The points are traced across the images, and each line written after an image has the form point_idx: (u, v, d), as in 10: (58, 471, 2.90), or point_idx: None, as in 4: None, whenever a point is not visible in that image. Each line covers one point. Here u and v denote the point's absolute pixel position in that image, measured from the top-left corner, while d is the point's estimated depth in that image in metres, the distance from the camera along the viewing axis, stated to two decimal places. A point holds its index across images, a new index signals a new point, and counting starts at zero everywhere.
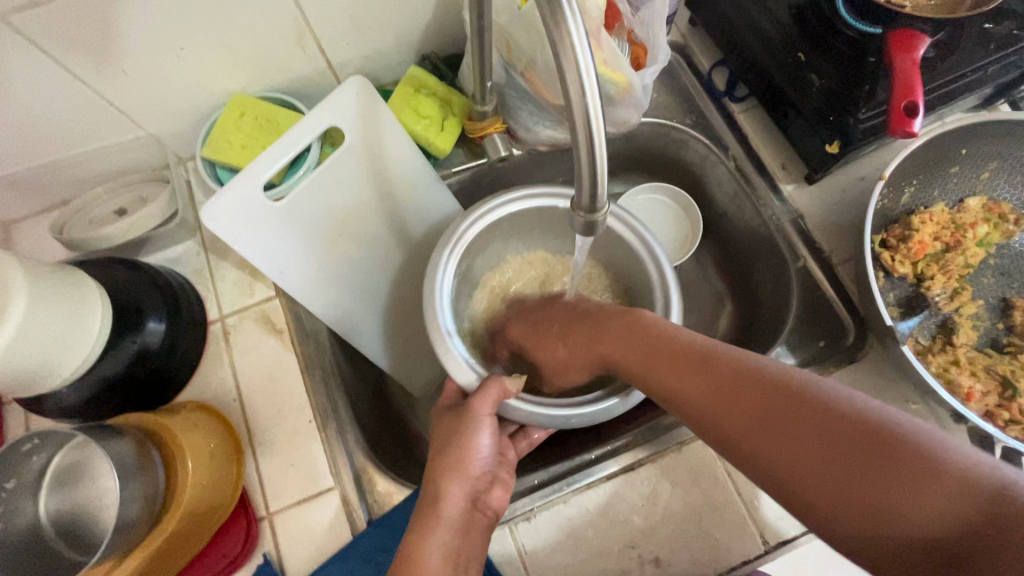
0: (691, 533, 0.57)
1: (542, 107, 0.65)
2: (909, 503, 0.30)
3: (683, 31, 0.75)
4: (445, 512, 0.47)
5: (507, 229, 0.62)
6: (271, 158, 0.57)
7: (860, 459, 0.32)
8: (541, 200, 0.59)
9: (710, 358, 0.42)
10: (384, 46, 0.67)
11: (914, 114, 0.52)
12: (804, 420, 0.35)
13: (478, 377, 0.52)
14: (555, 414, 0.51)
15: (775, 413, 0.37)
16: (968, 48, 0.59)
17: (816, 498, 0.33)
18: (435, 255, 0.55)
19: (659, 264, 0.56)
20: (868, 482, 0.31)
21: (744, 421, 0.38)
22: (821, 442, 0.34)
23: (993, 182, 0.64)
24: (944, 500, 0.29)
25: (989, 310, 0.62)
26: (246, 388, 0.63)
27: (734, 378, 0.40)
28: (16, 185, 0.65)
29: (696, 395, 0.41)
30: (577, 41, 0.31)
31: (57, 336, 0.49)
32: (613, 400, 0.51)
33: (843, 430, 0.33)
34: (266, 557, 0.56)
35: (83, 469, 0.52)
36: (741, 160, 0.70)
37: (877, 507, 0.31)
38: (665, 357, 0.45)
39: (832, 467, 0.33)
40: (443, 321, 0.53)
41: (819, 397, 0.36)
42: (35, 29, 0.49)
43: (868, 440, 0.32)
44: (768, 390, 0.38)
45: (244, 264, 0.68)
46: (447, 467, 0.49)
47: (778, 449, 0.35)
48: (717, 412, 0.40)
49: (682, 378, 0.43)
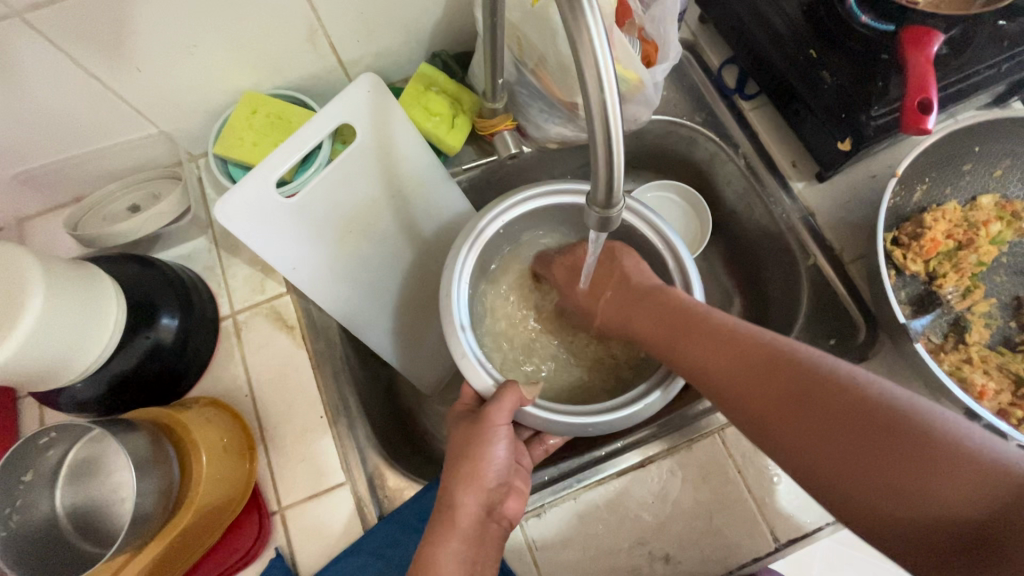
0: (702, 529, 0.57)
1: (552, 103, 0.64)
2: (942, 488, 0.33)
3: (692, 29, 0.75)
4: (461, 523, 0.47)
5: (536, 221, 0.62)
6: (282, 157, 0.58)
7: (896, 447, 0.35)
8: (562, 199, 0.58)
9: (747, 347, 0.45)
10: (394, 43, 0.67)
11: (928, 111, 0.51)
12: (847, 411, 0.37)
13: (494, 383, 0.52)
14: (575, 421, 0.51)
15: (812, 400, 0.39)
16: (981, 45, 0.58)
17: (850, 481, 0.36)
18: (453, 253, 0.55)
19: (677, 254, 0.56)
20: (900, 468, 0.34)
21: (782, 406, 0.41)
22: (859, 429, 0.37)
23: (1005, 179, 0.64)
24: (972, 487, 0.32)
25: (1001, 309, 0.62)
26: (257, 383, 0.63)
27: (769, 366, 0.43)
28: (29, 181, 0.66)
29: (733, 380, 0.44)
30: (596, 37, 0.31)
31: (73, 331, 0.49)
32: (656, 393, 0.52)
33: (877, 418, 0.36)
34: (278, 551, 0.57)
35: (101, 462, 0.54)
36: (750, 157, 0.70)
37: (907, 491, 0.34)
38: (704, 343, 0.47)
39: (867, 455, 0.36)
40: (459, 316, 0.53)
41: (856, 387, 0.38)
42: (51, 27, 0.50)
43: (902, 430, 0.35)
44: (806, 378, 0.40)
45: (256, 261, 0.69)
46: (462, 476, 0.49)
47: (816, 435, 0.38)
48: (755, 398, 0.42)
49: (721, 364, 0.45)
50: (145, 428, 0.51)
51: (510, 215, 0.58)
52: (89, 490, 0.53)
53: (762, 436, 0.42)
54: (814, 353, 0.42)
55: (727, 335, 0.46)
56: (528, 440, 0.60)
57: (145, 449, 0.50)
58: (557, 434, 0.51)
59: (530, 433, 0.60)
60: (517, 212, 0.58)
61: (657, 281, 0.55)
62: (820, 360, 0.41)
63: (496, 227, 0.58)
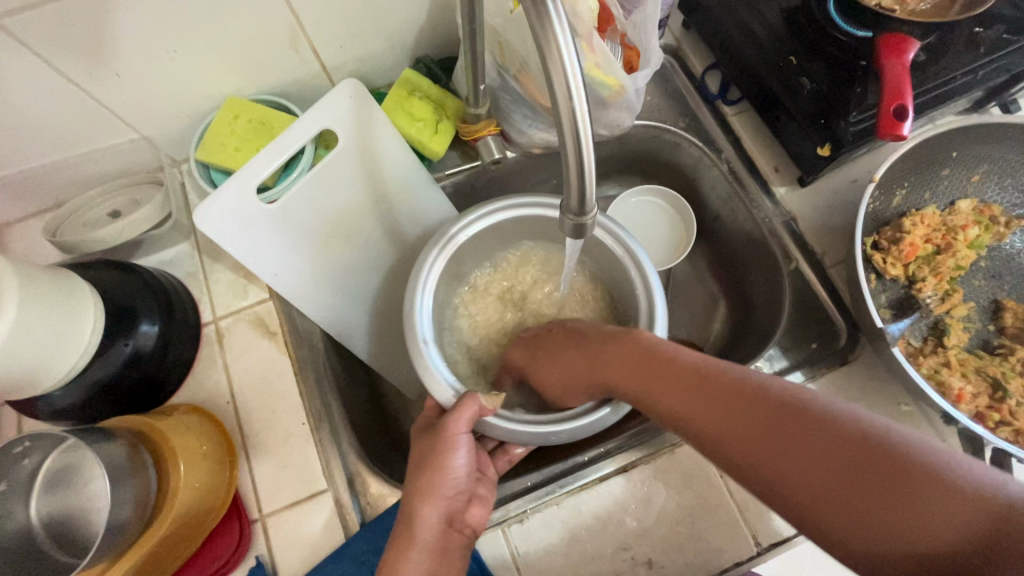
0: (685, 534, 0.57)
1: (535, 109, 0.65)
2: (923, 519, 0.30)
3: (676, 35, 0.76)
4: (420, 536, 0.47)
5: (510, 232, 0.62)
6: (264, 162, 0.57)
7: (876, 479, 0.32)
8: (530, 212, 0.58)
9: (715, 379, 0.42)
10: (377, 49, 0.67)
11: (904, 117, 0.52)
12: (819, 440, 0.34)
13: (455, 393, 0.52)
14: (537, 431, 0.51)
15: (782, 429, 0.36)
16: (957, 52, 0.59)
17: (830, 518, 0.33)
18: (421, 257, 0.56)
19: (642, 270, 0.55)
20: (877, 498, 0.31)
21: (752, 440, 0.37)
22: (834, 459, 0.33)
23: (983, 185, 0.64)
24: (952, 516, 0.29)
25: (980, 312, 0.62)
26: (240, 391, 0.63)
27: (738, 396, 0.40)
28: (10, 187, 0.65)
29: (702, 414, 0.41)
30: (564, 47, 0.31)
31: (50, 339, 0.49)
32: (605, 410, 0.51)
33: (853, 447, 0.33)
34: (260, 560, 0.56)
35: (77, 472, 0.52)
36: (733, 162, 0.71)
37: (882, 525, 0.31)
38: (669, 375, 0.44)
39: (846, 488, 0.32)
40: (421, 329, 0.53)
41: (826, 414, 0.35)
42: (29, 33, 0.50)
43: (880, 459, 0.32)
44: (775, 406, 0.37)
45: (238, 266, 0.68)
46: (422, 488, 0.49)
47: (790, 468, 0.35)
48: (725, 432, 0.39)
49: (685, 398, 0.42)
50: (123, 437, 0.51)
51: (492, 221, 0.58)
52: (63, 499, 0.52)
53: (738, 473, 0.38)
54: (779, 381, 0.40)
55: (693, 370, 0.43)
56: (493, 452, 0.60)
57: (122, 456, 0.49)
58: (522, 443, 0.52)
59: (494, 444, 0.60)
60: (504, 218, 0.58)
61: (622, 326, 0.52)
62: (787, 389, 0.38)
63: (474, 233, 0.58)
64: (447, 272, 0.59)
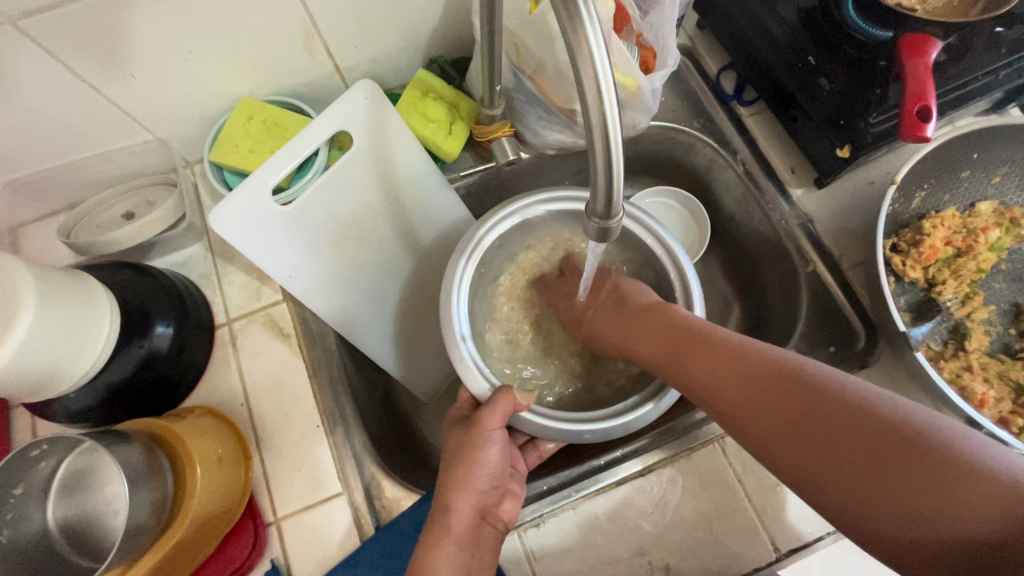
0: (703, 538, 0.57)
1: (551, 111, 0.64)
2: (947, 506, 0.33)
3: (690, 34, 0.75)
4: (455, 526, 0.47)
5: (538, 228, 0.61)
6: (281, 163, 0.57)
7: (913, 465, 0.34)
8: (562, 206, 0.58)
9: (754, 363, 0.44)
10: (391, 49, 0.67)
11: (927, 118, 0.51)
12: (856, 429, 0.37)
13: (490, 387, 0.52)
14: (570, 428, 0.50)
15: (823, 416, 0.39)
16: (977, 52, 0.59)
17: (860, 501, 0.36)
18: (451, 263, 0.55)
19: (678, 264, 0.55)
20: (909, 483, 0.34)
21: (793, 423, 0.40)
22: (868, 448, 0.36)
23: (1003, 186, 0.64)
24: (978, 503, 0.32)
25: (1001, 316, 0.62)
26: (253, 393, 0.63)
27: (776, 381, 0.42)
28: (23, 188, 0.65)
29: (741, 397, 0.43)
30: (595, 49, 0.31)
31: (66, 343, 0.48)
32: (650, 405, 0.51)
33: (886, 435, 0.36)
34: (274, 563, 0.56)
35: (94, 475, 0.51)
36: (749, 163, 0.70)
37: (910, 508, 0.34)
38: (712, 357, 0.46)
39: (883, 470, 0.35)
40: (459, 326, 0.53)
41: (870, 407, 0.38)
42: (44, 34, 0.49)
43: (915, 448, 0.35)
44: (815, 397, 0.40)
45: (251, 268, 0.68)
46: (456, 481, 0.49)
47: (824, 454, 0.38)
48: (766, 415, 0.42)
49: (726, 381, 0.45)
50: (138, 440, 0.51)
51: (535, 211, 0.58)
52: (80, 503, 0.52)
53: (771, 454, 0.41)
54: (817, 368, 0.42)
55: (731, 352, 0.46)
56: (523, 446, 0.59)
57: (138, 461, 0.49)
58: (553, 440, 0.51)
59: (525, 439, 0.60)
60: (540, 210, 0.58)
61: (659, 300, 0.54)
62: (826, 378, 0.41)
63: (509, 228, 0.58)
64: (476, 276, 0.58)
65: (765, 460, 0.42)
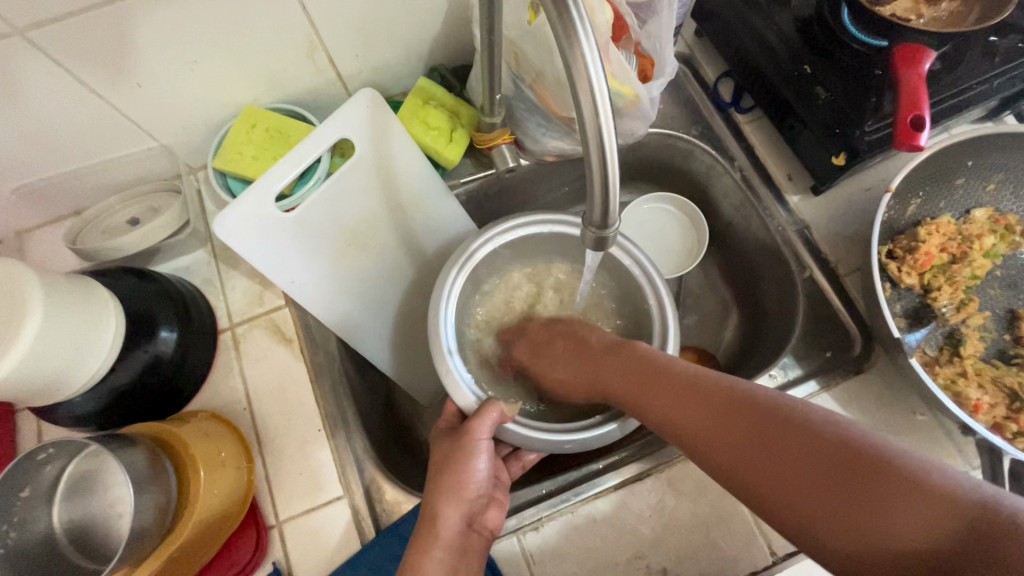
0: (700, 543, 0.57)
1: (551, 118, 0.65)
2: (893, 520, 0.32)
3: (688, 42, 0.76)
4: (443, 534, 0.48)
5: (531, 246, 0.63)
6: (282, 171, 0.58)
7: (863, 480, 0.34)
8: (549, 227, 0.59)
9: (712, 392, 0.44)
10: (393, 57, 0.68)
11: (921, 127, 0.52)
12: (809, 450, 0.37)
13: (477, 400, 0.53)
14: (545, 440, 0.51)
15: (778, 436, 0.39)
16: (973, 62, 0.59)
17: (815, 520, 0.35)
18: (443, 273, 0.57)
19: (658, 292, 0.56)
20: (859, 499, 0.34)
21: (750, 449, 0.40)
22: (819, 467, 0.36)
23: (999, 193, 0.64)
24: (922, 511, 0.32)
25: (996, 322, 0.62)
26: (256, 397, 0.63)
27: (733, 410, 0.42)
28: (29, 195, 0.66)
29: (703, 428, 0.43)
30: (590, 63, 0.32)
31: (73, 348, 0.49)
32: (612, 425, 0.52)
33: (836, 454, 0.36)
34: (276, 566, 0.57)
35: (100, 478, 0.53)
36: (746, 170, 0.71)
37: (858, 523, 0.33)
38: (668, 389, 0.46)
39: (835, 488, 0.35)
40: (447, 341, 0.54)
41: (820, 426, 0.38)
42: (52, 45, 0.50)
43: (863, 465, 0.35)
44: (769, 421, 0.40)
45: (254, 274, 0.69)
46: (444, 489, 0.50)
47: (781, 476, 0.38)
48: (726, 445, 0.41)
49: (687, 411, 0.44)
50: (142, 443, 0.51)
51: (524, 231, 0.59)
52: (85, 506, 0.53)
53: (734, 481, 0.41)
54: (773, 394, 0.42)
55: (690, 382, 0.46)
56: (506, 458, 0.61)
57: (142, 465, 0.49)
58: (535, 450, 0.52)
59: (508, 450, 0.61)
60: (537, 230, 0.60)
61: (620, 338, 0.55)
62: (780, 402, 0.41)
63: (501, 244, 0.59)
64: (466, 287, 0.60)
65: (731, 489, 0.41)
